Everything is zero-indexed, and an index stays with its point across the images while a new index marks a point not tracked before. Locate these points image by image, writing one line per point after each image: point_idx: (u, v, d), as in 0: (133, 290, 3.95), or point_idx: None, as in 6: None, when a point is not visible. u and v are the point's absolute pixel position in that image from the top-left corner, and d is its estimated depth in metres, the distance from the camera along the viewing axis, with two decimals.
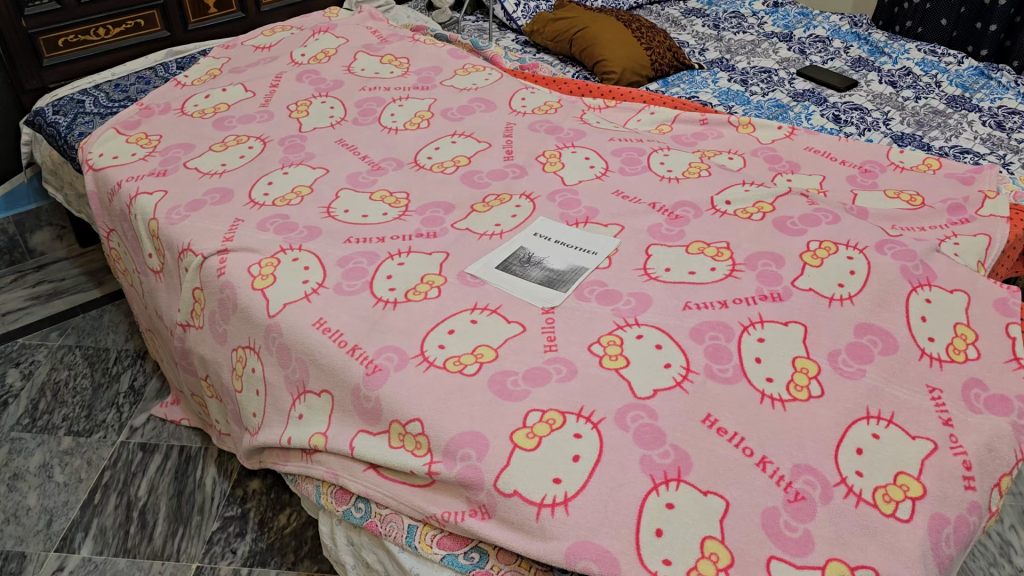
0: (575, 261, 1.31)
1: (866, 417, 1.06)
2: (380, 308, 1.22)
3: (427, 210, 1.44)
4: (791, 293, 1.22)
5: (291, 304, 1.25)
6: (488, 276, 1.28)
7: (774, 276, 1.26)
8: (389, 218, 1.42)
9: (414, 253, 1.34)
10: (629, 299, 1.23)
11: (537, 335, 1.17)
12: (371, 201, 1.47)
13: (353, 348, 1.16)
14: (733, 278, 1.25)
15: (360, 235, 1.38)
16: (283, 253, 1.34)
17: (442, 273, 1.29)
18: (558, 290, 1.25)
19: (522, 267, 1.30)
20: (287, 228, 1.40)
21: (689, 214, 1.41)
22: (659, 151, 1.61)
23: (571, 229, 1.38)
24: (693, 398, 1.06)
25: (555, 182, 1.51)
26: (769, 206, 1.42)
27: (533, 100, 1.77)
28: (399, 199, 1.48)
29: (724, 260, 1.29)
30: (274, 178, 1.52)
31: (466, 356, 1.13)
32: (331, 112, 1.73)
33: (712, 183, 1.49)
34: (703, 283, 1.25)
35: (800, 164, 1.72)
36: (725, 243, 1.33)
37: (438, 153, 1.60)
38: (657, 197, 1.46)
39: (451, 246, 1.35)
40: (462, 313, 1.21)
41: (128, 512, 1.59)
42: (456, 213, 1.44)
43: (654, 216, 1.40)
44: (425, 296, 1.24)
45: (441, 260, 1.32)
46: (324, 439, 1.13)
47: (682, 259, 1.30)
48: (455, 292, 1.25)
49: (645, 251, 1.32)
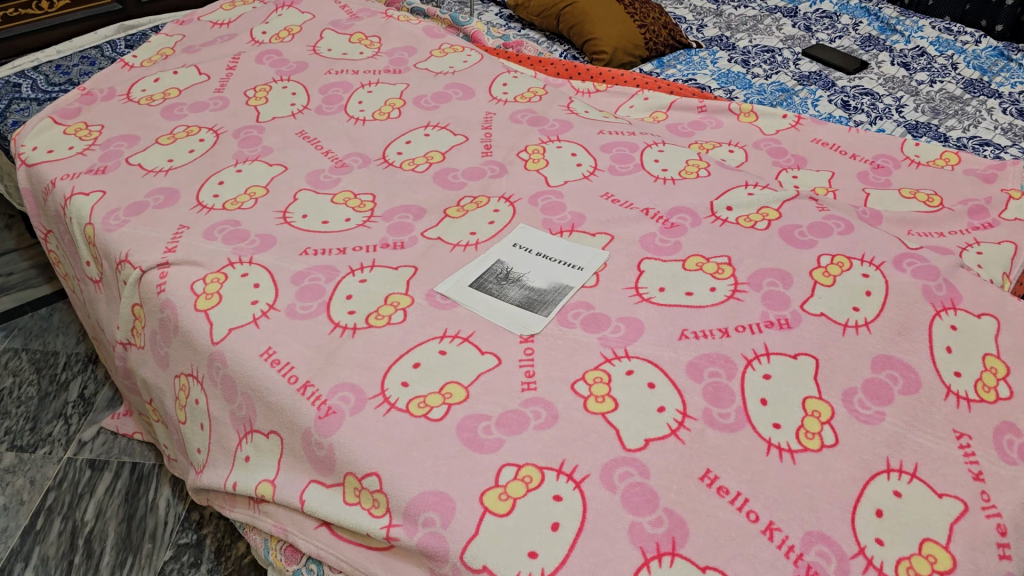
0: (558, 278, 1.17)
1: (886, 471, 0.93)
2: (337, 336, 1.08)
3: (395, 215, 1.30)
4: (800, 320, 1.09)
5: (237, 330, 1.10)
6: (460, 295, 1.14)
7: (781, 298, 1.12)
8: (352, 225, 1.28)
9: (379, 267, 1.19)
10: (618, 325, 1.09)
11: (514, 369, 1.03)
12: (332, 204, 1.32)
13: (305, 385, 1.02)
14: (735, 301, 1.12)
15: (319, 245, 1.24)
16: (231, 268, 1.19)
17: (409, 292, 1.15)
18: (539, 314, 1.11)
19: (499, 285, 1.16)
20: (237, 236, 1.25)
21: (686, 221, 1.26)
22: (653, 146, 1.46)
23: (555, 240, 1.24)
24: (689, 450, 0.93)
25: (537, 183, 1.36)
26: (775, 213, 1.28)
27: (516, 86, 1.62)
28: (365, 202, 1.33)
29: (725, 278, 1.16)
30: (226, 177, 1.37)
31: (432, 397, 0.99)
32: (292, 98, 1.57)
33: (711, 184, 1.35)
34: (702, 306, 1.11)
35: (807, 158, 1.57)
36: (726, 257, 1.19)
37: (409, 148, 1.45)
38: (651, 200, 1.31)
39: (421, 260, 1.21)
40: (429, 341, 1.07)
41: (73, 540, 1.46)
42: (426, 220, 1.29)
43: (647, 224, 1.26)
44: (388, 321, 1.10)
45: (408, 276, 1.18)
46: (271, 489, 1.00)
47: (678, 276, 1.16)
48: (423, 316, 1.11)
49: (636, 266, 1.18)
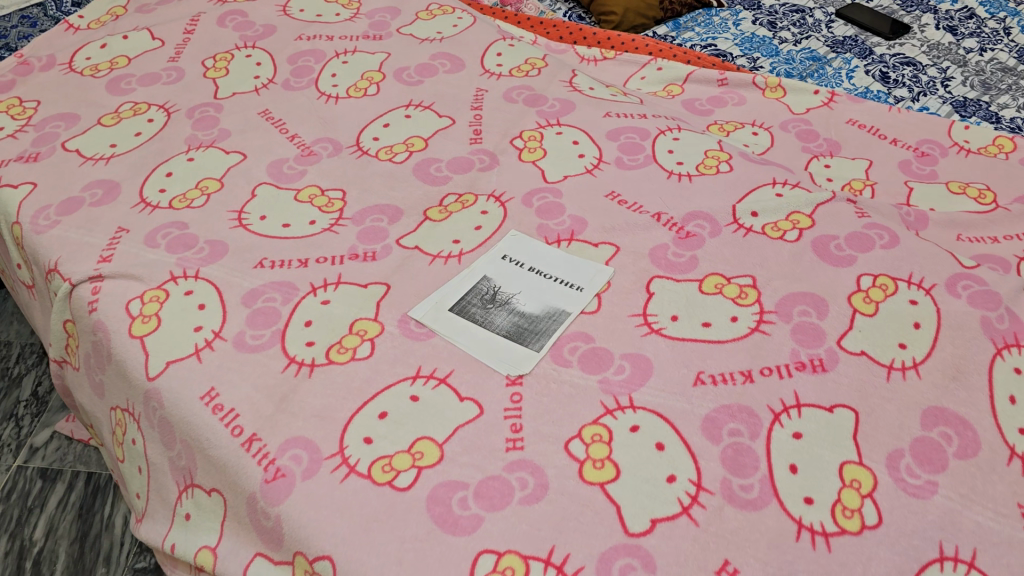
0: (554, 302, 1.00)
1: (940, 560, 0.77)
2: (291, 374, 0.92)
3: (367, 218, 1.12)
4: (837, 361, 0.93)
5: (176, 364, 0.94)
6: (438, 322, 0.98)
7: (814, 332, 0.95)
8: (317, 230, 1.11)
9: (345, 285, 1.03)
10: (622, 365, 0.93)
11: (498, 421, 0.87)
12: (296, 203, 1.15)
13: (251, 438, 0.86)
14: (760, 335, 0.95)
15: (276, 255, 1.07)
16: (174, 283, 1.03)
17: (378, 318, 0.98)
18: (530, 349, 0.95)
19: (485, 310, 1.00)
20: (184, 243, 1.08)
21: (704, 229, 1.09)
22: (666, 131, 1.27)
23: (551, 251, 1.07)
24: (704, 534, 0.77)
25: (532, 179, 1.18)
26: (807, 220, 1.10)
27: (511, 56, 1.42)
28: (333, 200, 1.15)
29: (749, 305, 0.98)
30: (175, 167, 1.20)
31: (399, 458, 0.84)
32: (257, 70, 1.38)
33: (733, 182, 1.16)
34: (720, 342, 0.94)
35: (841, 144, 1.38)
36: (751, 277, 1.02)
37: (386, 133, 1.26)
38: (664, 202, 1.13)
39: (394, 275, 1.04)
40: (399, 384, 0.91)
41: (19, 562, 1.33)
42: (403, 224, 1.12)
43: (658, 233, 1.08)
44: (352, 357, 0.94)
45: (379, 297, 1.01)
46: (212, 558, 0.86)
47: (694, 302, 0.99)
48: (393, 349, 0.95)
49: (645, 288, 1.01)
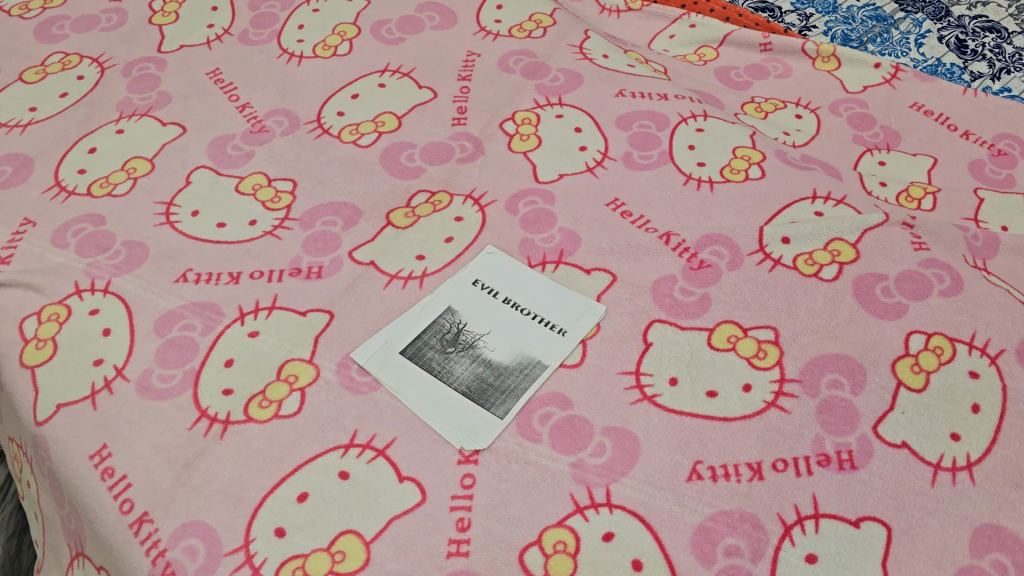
0: (529, 349, 0.82)
1: None
2: (199, 433, 0.76)
3: (317, 219, 0.94)
4: (870, 455, 0.73)
5: (67, 409, 0.79)
6: (385, 371, 0.81)
7: (845, 413, 0.76)
8: (256, 233, 0.93)
9: (280, 311, 0.85)
10: (603, 444, 0.75)
11: (441, 513, 0.71)
12: (237, 195, 0.97)
13: (141, 518, 0.71)
14: (778, 414, 0.76)
15: (204, 265, 0.89)
16: (78, 299, 0.87)
17: (313, 360, 0.81)
18: (492, 414, 0.77)
19: (443, 355, 0.82)
20: (97, 244, 0.91)
21: (721, 257, 0.89)
22: (688, 118, 1.05)
23: (534, 277, 0.89)
24: None
25: (520, 176, 0.98)
26: (849, 251, 0.89)
27: (513, 10, 1.19)
28: (281, 193, 0.97)
29: (767, 369, 0.79)
30: (100, 142, 1.02)
31: (315, 558, 0.69)
32: (211, 17, 1.19)
33: (764, 194, 0.95)
34: (726, 419, 0.76)
35: (902, 137, 1.16)
36: (773, 329, 0.82)
37: (353, 106, 1.06)
38: (676, 216, 0.93)
39: (340, 300, 0.86)
40: (327, 454, 0.75)
41: None
42: (359, 230, 0.93)
43: (663, 260, 0.89)
44: (275, 413, 0.77)
45: (318, 330, 0.84)
46: None
47: (699, 360, 0.80)
48: (325, 405, 0.78)
49: (640, 337, 0.83)
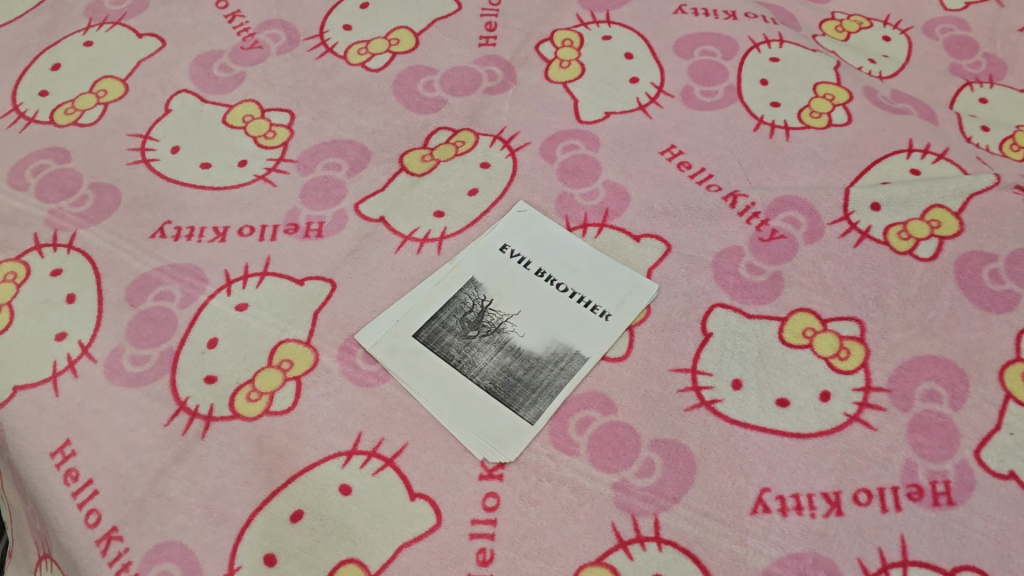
0: (565, 335, 0.70)
1: None
2: (177, 430, 0.65)
3: (317, 162, 0.80)
4: (971, 488, 0.61)
5: (25, 393, 0.67)
6: (395, 360, 0.69)
7: (941, 432, 0.63)
8: (247, 177, 0.79)
9: (272, 279, 0.73)
10: (651, 461, 0.64)
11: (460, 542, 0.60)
12: (225, 128, 0.82)
13: (109, 534, 0.61)
14: (861, 431, 0.64)
15: (184, 217, 0.76)
16: (38, 254, 0.74)
17: (311, 342, 0.69)
18: (520, 417, 0.66)
19: (464, 340, 0.70)
20: (60, 186, 0.78)
21: (797, 226, 0.74)
22: (761, 43, 0.88)
23: (573, 244, 0.75)
24: None
25: (558, 114, 0.83)
26: (952, 221, 0.74)
27: None
28: (276, 127, 0.82)
29: (849, 372, 0.67)
30: (65, 57, 0.87)
31: None
32: None
33: (850, 144, 0.79)
34: (800, 436, 0.64)
35: (1009, 68, 0.97)
36: (858, 322, 0.69)
37: (362, 18, 0.90)
38: (743, 170, 0.78)
39: (343, 267, 0.73)
40: (327, 463, 0.64)
41: None
42: (366, 177, 0.79)
43: (727, 227, 0.74)
44: (266, 408, 0.66)
45: (318, 304, 0.71)
46: None
47: (768, 359, 0.67)
48: (324, 400, 0.67)
49: (698, 326, 0.69)
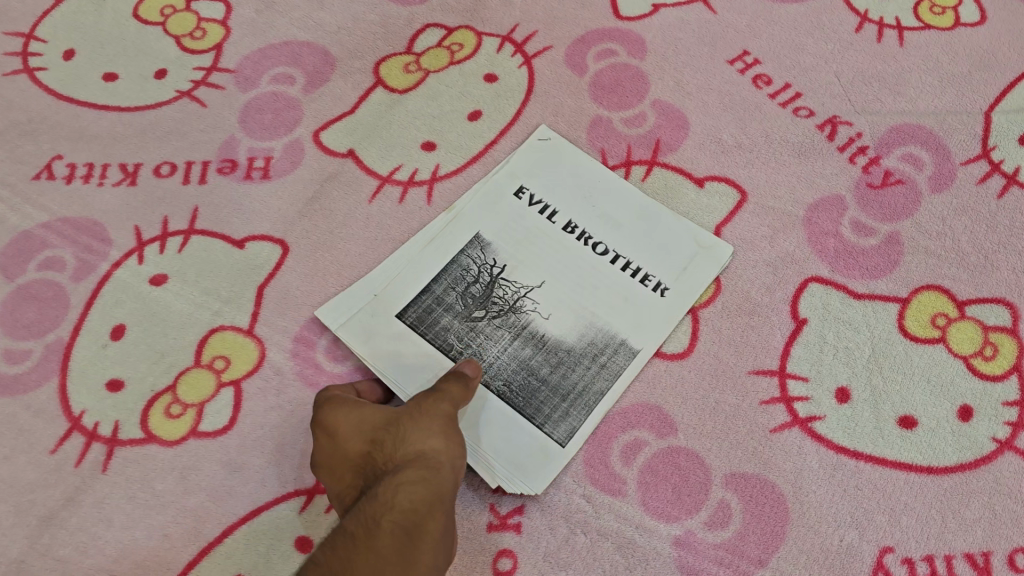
0: (605, 317, 0.50)
1: None
2: (69, 460, 0.47)
3: (263, 72, 0.59)
4: None
5: None
6: (372, 347, 0.48)
7: None
8: (166, 92, 0.58)
9: (200, 240, 0.53)
10: (726, 506, 0.46)
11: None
12: (137, 24, 0.61)
13: None
14: (1016, 464, 0.46)
15: (81, 151, 0.56)
16: None
17: (254, 331, 0.50)
18: (546, 437, 0.47)
19: (468, 325, 0.50)
20: None
21: (920, 167, 0.55)
22: None
23: (613, 188, 0.54)
24: None
25: (588, 6, 0.61)
26: None
27: None
28: (206, 23, 0.61)
29: (996, 376, 0.48)
30: None
31: None
32: None
33: (986, 52, 0.59)
34: (934, 471, 0.46)
35: None
36: (1008, 307, 0.50)
37: None
38: (846, 91, 0.58)
39: (298, 221, 0.53)
40: (278, 507, 0.45)
41: None
42: (330, 93, 0.58)
43: (823, 168, 0.55)
44: (193, 427, 0.48)
45: (263, 276, 0.52)
46: None
47: (884, 359, 0.49)
48: (271, 415, 0.48)
49: (788, 311, 0.51)
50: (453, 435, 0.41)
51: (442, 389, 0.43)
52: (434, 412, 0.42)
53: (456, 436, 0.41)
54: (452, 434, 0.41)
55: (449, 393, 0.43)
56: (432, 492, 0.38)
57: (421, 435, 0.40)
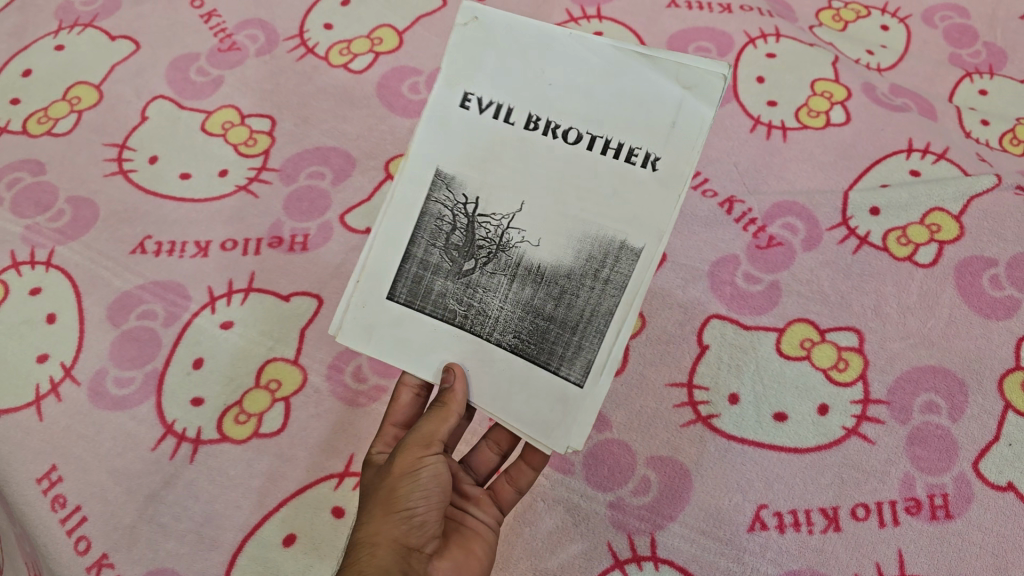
0: (599, 222, 0.52)
1: None
2: (165, 454, 0.64)
3: (302, 170, 0.78)
4: (969, 500, 0.60)
5: (9, 418, 0.66)
6: (376, 344, 0.56)
7: (940, 445, 0.62)
8: (227, 186, 0.77)
9: (257, 295, 0.71)
10: (647, 479, 0.63)
11: (513, 540, 0.62)
12: (203, 135, 0.80)
13: (100, 562, 0.61)
14: (859, 444, 0.63)
15: (166, 230, 0.74)
16: (17, 274, 0.72)
17: (299, 361, 0.68)
18: (563, 380, 0.53)
19: (461, 282, 0.55)
20: (37, 200, 0.76)
21: (795, 233, 0.73)
22: (758, 39, 0.86)
23: (570, 52, 0.53)
24: None
25: None
26: (951, 225, 0.72)
27: None
28: (256, 133, 0.80)
29: (848, 382, 0.66)
30: (36, 62, 0.85)
31: None
32: None
33: (850, 144, 0.78)
34: (798, 450, 0.63)
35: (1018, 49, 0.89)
36: (856, 332, 0.68)
37: (343, 16, 0.87)
38: (741, 175, 0.77)
39: (330, 281, 0.72)
40: (318, 486, 0.63)
41: None
42: (352, 185, 0.77)
43: (723, 235, 0.73)
44: (255, 430, 0.65)
45: (305, 320, 0.69)
46: None
47: (765, 371, 0.67)
48: (314, 421, 0.65)
49: (695, 339, 0.69)
50: (392, 512, 0.48)
51: (409, 444, 0.51)
52: (387, 484, 0.49)
53: (398, 509, 0.48)
54: (393, 506, 0.48)
55: (410, 450, 0.50)
56: None
57: (368, 517, 0.49)
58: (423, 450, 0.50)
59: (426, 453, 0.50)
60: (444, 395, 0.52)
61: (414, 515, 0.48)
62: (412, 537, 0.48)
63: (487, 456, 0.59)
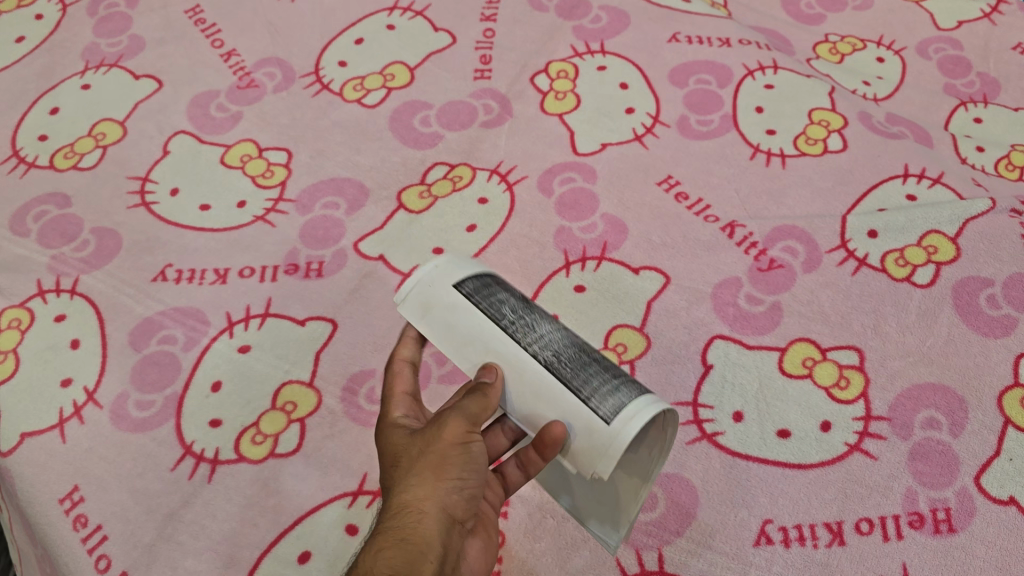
0: None
1: None
2: (184, 474, 0.66)
3: (317, 200, 0.81)
4: (971, 514, 0.61)
5: (33, 440, 0.68)
6: (429, 322, 0.58)
7: (942, 460, 0.63)
8: (245, 217, 0.80)
9: (274, 320, 0.73)
10: (654, 497, 0.65)
11: (525, 557, 0.63)
12: (222, 168, 0.83)
13: None
14: (862, 460, 0.64)
15: (186, 258, 0.77)
16: (42, 301, 0.75)
17: (314, 383, 0.70)
18: (593, 411, 0.51)
19: (525, 304, 0.59)
20: (62, 231, 0.79)
21: (795, 255, 0.75)
22: (756, 70, 0.89)
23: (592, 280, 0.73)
24: None
25: (555, 147, 0.84)
26: (947, 246, 0.74)
27: None
28: (273, 166, 0.83)
29: (849, 399, 0.67)
30: (64, 100, 0.89)
31: None
32: None
33: (847, 170, 0.80)
34: (802, 466, 0.65)
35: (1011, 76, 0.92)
36: (857, 351, 0.69)
37: (357, 53, 0.91)
38: (741, 200, 0.79)
39: (344, 306, 0.74)
40: (332, 503, 0.64)
41: None
42: (365, 215, 0.80)
43: (725, 257, 0.76)
44: (271, 450, 0.67)
45: (320, 343, 0.72)
46: None
47: (769, 390, 0.68)
48: (328, 441, 0.67)
49: (699, 359, 0.70)
50: (445, 478, 0.48)
51: (452, 415, 0.50)
52: (435, 449, 0.49)
53: (449, 477, 0.49)
54: (441, 476, 0.48)
55: (456, 420, 0.50)
56: (415, 550, 0.44)
57: (411, 482, 0.48)
58: (470, 425, 0.51)
59: (472, 428, 0.51)
60: (488, 387, 0.53)
61: (460, 487, 0.49)
62: (458, 509, 0.49)
63: (501, 439, 0.61)
